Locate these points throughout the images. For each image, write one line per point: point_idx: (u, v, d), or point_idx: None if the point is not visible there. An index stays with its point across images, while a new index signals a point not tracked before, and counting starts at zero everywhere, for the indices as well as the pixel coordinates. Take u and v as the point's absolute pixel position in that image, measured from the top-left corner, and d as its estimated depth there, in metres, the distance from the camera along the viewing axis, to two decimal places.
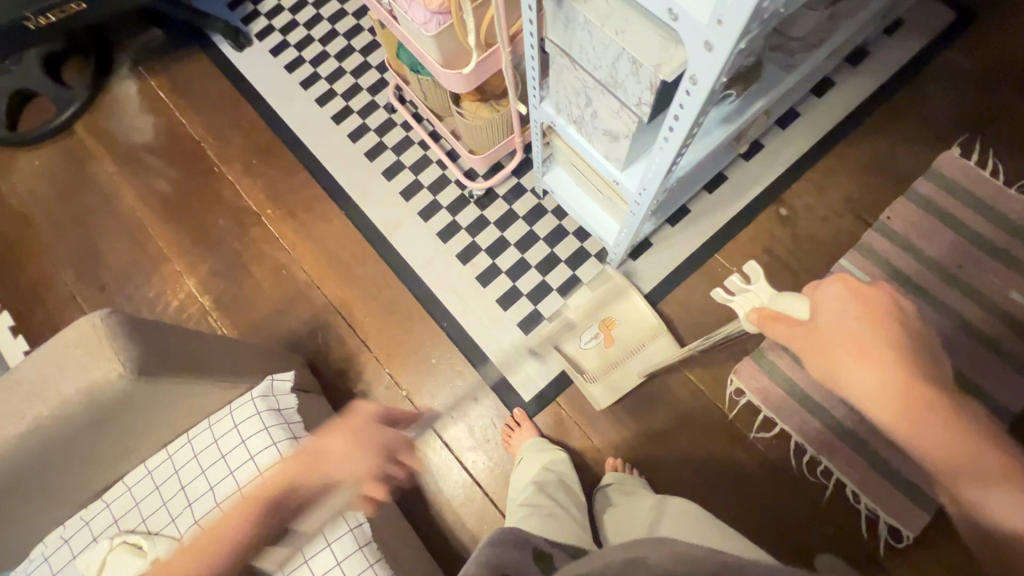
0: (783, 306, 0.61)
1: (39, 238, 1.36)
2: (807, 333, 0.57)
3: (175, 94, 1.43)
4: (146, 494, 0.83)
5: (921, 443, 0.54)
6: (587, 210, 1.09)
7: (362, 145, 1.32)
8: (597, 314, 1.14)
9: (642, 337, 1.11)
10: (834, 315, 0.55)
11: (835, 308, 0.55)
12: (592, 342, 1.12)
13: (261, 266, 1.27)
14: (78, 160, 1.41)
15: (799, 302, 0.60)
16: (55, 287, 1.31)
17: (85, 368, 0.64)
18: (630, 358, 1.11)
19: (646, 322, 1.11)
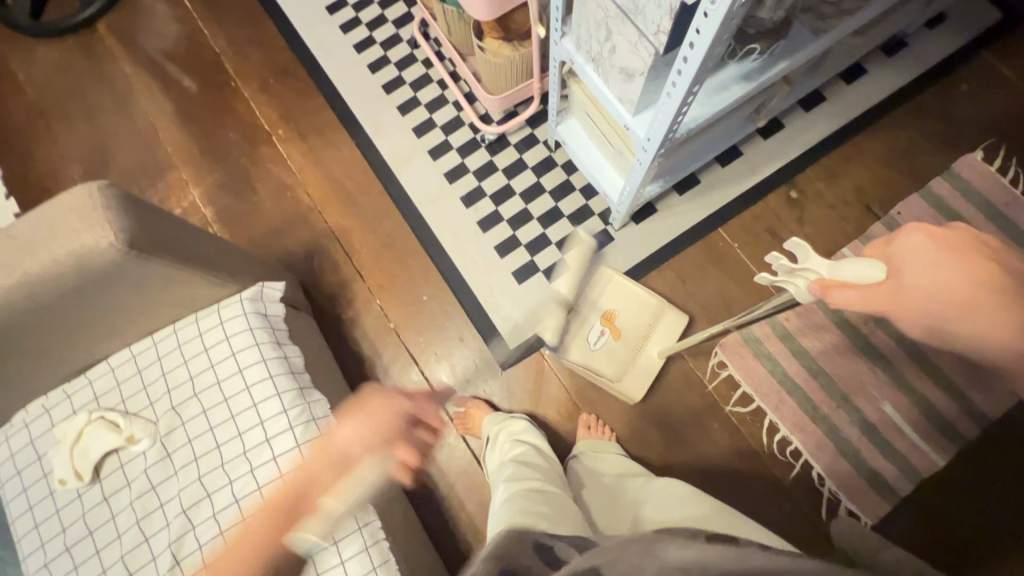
0: (844, 272, 0.59)
1: (50, 130, 1.36)
2: (891, 288, 0.55)
3: (200, 4, 1.41)
4: (128, 377, 0.85)
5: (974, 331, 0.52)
6: (595, 163, 1.08)
7: (380, 77, 1.31)
8: (596, 311, 1.10)
9: (645, 322, 1.09)
10: (919, 268, 0.53)
11: (921, 261, 0.53)
12: (601, 340, 1.09)
13: (266, 185, 1.27)
14: (96, 58, 1.40)
15: (864, 268, 0.57)
16: (62, 180, 1.32)
17: (79, 231, 0.65)
18: (643, 344, 1.08)
19: (642, 300, 1.10)
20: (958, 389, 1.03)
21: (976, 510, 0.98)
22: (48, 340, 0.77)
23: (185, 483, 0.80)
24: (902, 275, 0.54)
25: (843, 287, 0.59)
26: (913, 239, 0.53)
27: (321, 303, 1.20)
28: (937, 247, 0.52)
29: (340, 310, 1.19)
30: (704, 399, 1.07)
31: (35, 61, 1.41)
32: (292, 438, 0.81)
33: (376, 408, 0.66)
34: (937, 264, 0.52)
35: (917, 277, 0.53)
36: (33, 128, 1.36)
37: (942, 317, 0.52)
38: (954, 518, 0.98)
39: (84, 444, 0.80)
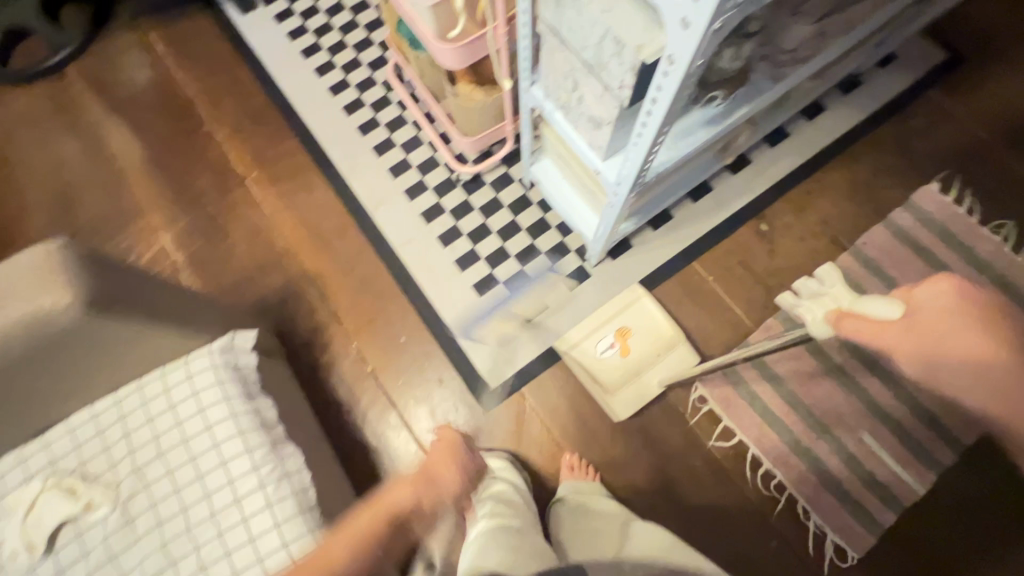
0: (869, 306, 0.62)
1: (15, 177, 1.33)
2: (905, 325, 0.57)
3: (173, 50, 1.42)
4: (87, 438, 0.81)
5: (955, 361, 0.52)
6: (569, 202, 1.09)
7: (354, 119, 1.32)
8: (614, 322, 1.11)
9: (657, 347, 1.10)
10: (932, 310, 0.54)
11: (939, 303, 0.54)
12: (609, 351, 1.09)
13: (241, 230, 1.26)
14: (67, 104, 1.39)
15: (881, 302, 0.61)
16: (26, 228, 1.29)
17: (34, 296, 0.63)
18: (646, 368, 1.08)
19: (658, 323, 1.11)
20: (933, 416, 1.05)
21: (969, 527, 0.99)
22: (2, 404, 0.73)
23: (148, 551, 0.76)
24: (914, 314, 0.56)
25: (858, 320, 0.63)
26: (935, 285, 0.55)
27: (297, 348, 1.17)
28: (955, 298, 0.53)
29: (316, 354, 1.17)
30: (686, 434, 1.06)
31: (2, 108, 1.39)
32: (263, 497, 0.77)
33: (451, 442, 0.85)
34: (957, 310, 0.53)
35: (931, 320, 0.54)
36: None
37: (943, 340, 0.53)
38: (945, 537, 0.99)
39: (37, 514, 0.75)
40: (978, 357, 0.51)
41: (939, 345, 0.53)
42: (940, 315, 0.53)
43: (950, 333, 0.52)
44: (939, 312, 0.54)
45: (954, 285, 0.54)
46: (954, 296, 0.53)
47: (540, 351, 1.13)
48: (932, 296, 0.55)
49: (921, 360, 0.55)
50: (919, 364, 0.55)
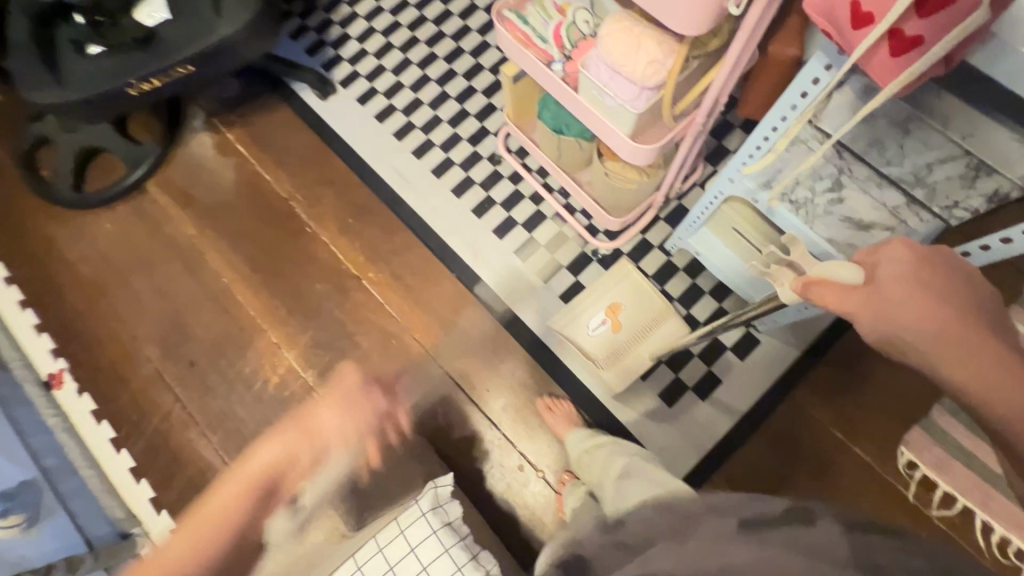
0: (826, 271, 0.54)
1: (115, 309, 1.25)
2: (867, 294, 0.50)
3: (255, 148, 1.33)
4: None
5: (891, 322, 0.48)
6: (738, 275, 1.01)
7: (467, 200, 1.23)
8: (604, 299, 1.10)
9: (647, 318, 1.08)
10: (897, 277, 0.49)
11: (901, 274, 0.49)
12: (600, 329, 1.08)
13: (369, 338, 1.17)
14: (153, 224, 1.30)
15: (848, 267, 0.52)
16: (140, 364, 1.21)
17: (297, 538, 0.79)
18: (639, 342, 1.07)
19: (654, 304, 1.08)
20: None
21: None
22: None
23: None
24: (878, 280, 0.50)
25: (820, 285, 0.53)
26: (897, 251, 0.50)
27: (457, 459, 1.10)
28: (920, 264, 0.49)
29: (478, 464, 1.10)
30: (901, 506, 0.99)
31: (84, 235, 1.30)
32: None
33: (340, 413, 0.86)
34: (918, 281, 0.48)
35: (898, 295, 0.49)
36: (95, 310, 1.25)
37: (903, 312, 0.48)
38: None
39: None
40: (918, 323, 0.47)
41: (895, 311, 0.48)
42: (902, 279, 0.48)
43: (921, 305, 0.47)
44: (899, 275, 0.49)
45: (916, 250, 0.50)
46: (917, 261, 0.49)
47: (720, 432, 1.06)
48: (896, 258, 0.50)
49: (877, 327, 0.49)
50: (869, 328, 0.50)
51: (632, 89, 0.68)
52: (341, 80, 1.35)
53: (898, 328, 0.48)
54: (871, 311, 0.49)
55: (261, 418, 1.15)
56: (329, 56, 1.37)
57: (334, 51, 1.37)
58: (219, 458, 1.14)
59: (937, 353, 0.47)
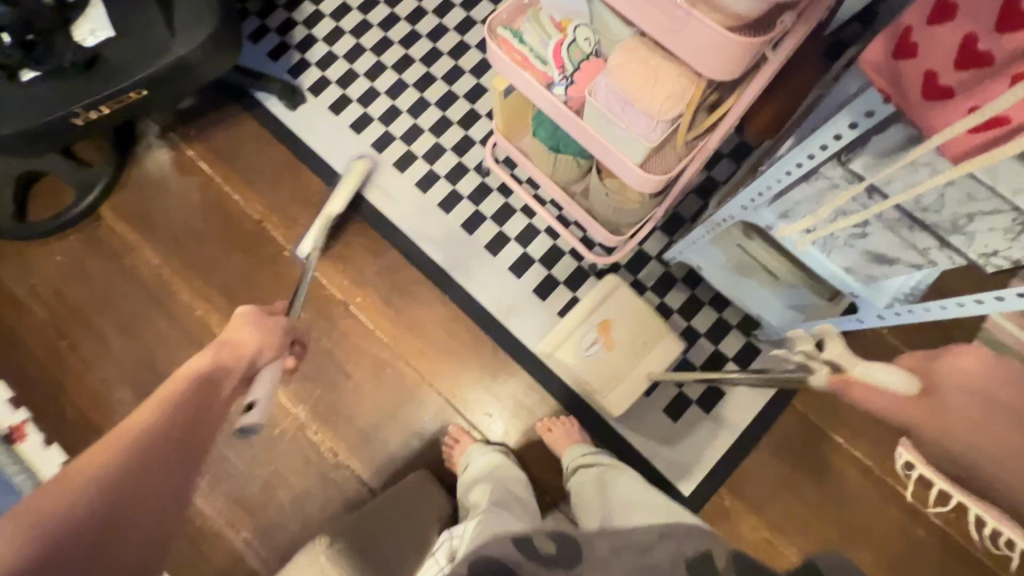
0: (882, 376, 0.55)
1: (79, 350, 1.15)
2: (931, 408, 0.54)
3: (220, 166, 1.23)
4: None
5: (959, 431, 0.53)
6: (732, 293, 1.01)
7: (457, 216, 1.17)
8: (593, 317, 1.05)
9: (642, 337, 1.04)
10: (961, 390, 0.54)
11: (964, 382, 0.54)
12: (594, 350, 1.05)
13: (362, 368, 1.12)
14: (111, 255, 1.19)
15: (894, 373, 0.55)
16: (113, 408, 1.12)
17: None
18: (633, 362, 1.04)
19: (643, 320, 1.04)
20: None
21: None
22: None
23: None
24: (939, 391, 0.55)
25: (869, 393, 0.56)
26: (960, 360, 0.55)
27: None
28: (979, 374, 0.54)
29: None
30: (899, 505, 1.03)
31: (34, 269, 1.18)
32: None
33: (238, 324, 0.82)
34: (977, 389, 0.54)
35: (957, 404, 0.54)
36: (56, 353, 1.15)
37: (963, 417, 0.53)
38: None
39: None
40: (977, 432, 0.52)
41: (953, 422, 0.54)
42: (968, 394, 0.54)
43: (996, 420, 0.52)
44: (965, 390, 0.54)
45: (981, 360, 0.55)
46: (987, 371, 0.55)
47: (726, 445, 1.06)
48: (956, 365, 0.55)
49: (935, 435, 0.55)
50: (934, 433, 0.55)
51: (649, 121, 0.64)
52: (310, 87, 1.25)
53: (966, 437, 0.53)
54: (935, 425, 0.54)
55: (251, 459, 1.09)
56: (295, 60, 1.26)
57: (300, 55, 1.26)
58: (209, 505, 1.08)
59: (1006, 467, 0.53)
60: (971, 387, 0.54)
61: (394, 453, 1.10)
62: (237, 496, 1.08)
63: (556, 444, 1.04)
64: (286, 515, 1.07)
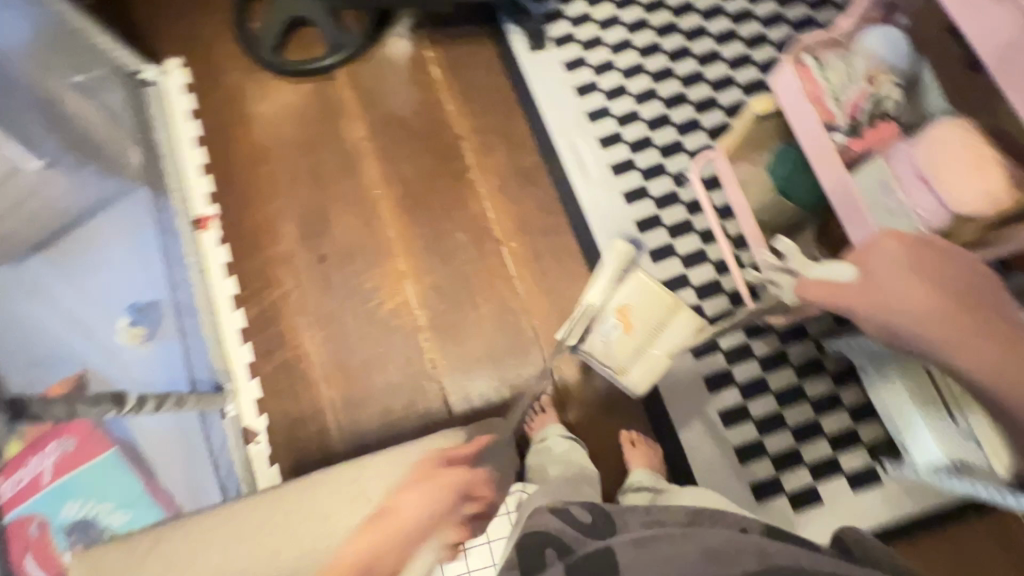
0: (819, 272, 0.71)
1: (273, 178, 1.29)
2: (861, 282, 0.67)
3: (447, 75, 1.30)
4: None
5: (915, 305, 0.63)
6: (890, 424, 0.94)
7: (635, 211, 1.17)
8: (612, 301, 1.02)
9: (658, 315, 1.00)
10: (887, 266, 0.65)
11: (889, 259, 0.65)
12: (612, 333, 1.01)
13: (490, 305, 1.17)
14: (330, 112, 1.32)
15: (840, 267, 0.69)
16: (277, 238, 1.26)
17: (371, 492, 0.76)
18: (654, 340, 1.01)
19: (659, 298, 1.01)
20: None
21: None
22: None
23: None
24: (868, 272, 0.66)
25: (822, 286, 0.69)
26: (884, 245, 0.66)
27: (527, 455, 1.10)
28: (905, 253, 0.65)
29: None
30: None
31: (268, 97, 1.34)
32: None
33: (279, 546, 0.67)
34: (905, 264, 0.64)
35: (895, 286, 0.64)
36: (256, 173, 1.30)
37: (909, 287, 0.64)
38: None
39: None
40: (939, 334, 0.62)
41: (893, 299, 0.64)
42: (889, 265, 0.65)
43: (912, 278, 0.63)
44: (889, 265, 0.65)
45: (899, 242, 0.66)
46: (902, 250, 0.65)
47: None
48: (882, 249, 0.66)
49: (877, 314, 0.66)
50: (877, 319, 0.66)
51: (939, 209, 0.65)
52: (555, 37, 1.28)
53: (899, 314, 0.64)
54: (873, 296, 0.65)
55: (367, 334, 1.19)
56: (553, 8, 1.30)
57: (560, 5, 1.30)
58: (317, 354, 1.19)
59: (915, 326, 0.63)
60: (894, 261, 0.65)
61: (481, 391, 1.14)
62: (340, 358, 1.18)
63: (634, 460, 1.03)
64: (374, 395, 1.16)
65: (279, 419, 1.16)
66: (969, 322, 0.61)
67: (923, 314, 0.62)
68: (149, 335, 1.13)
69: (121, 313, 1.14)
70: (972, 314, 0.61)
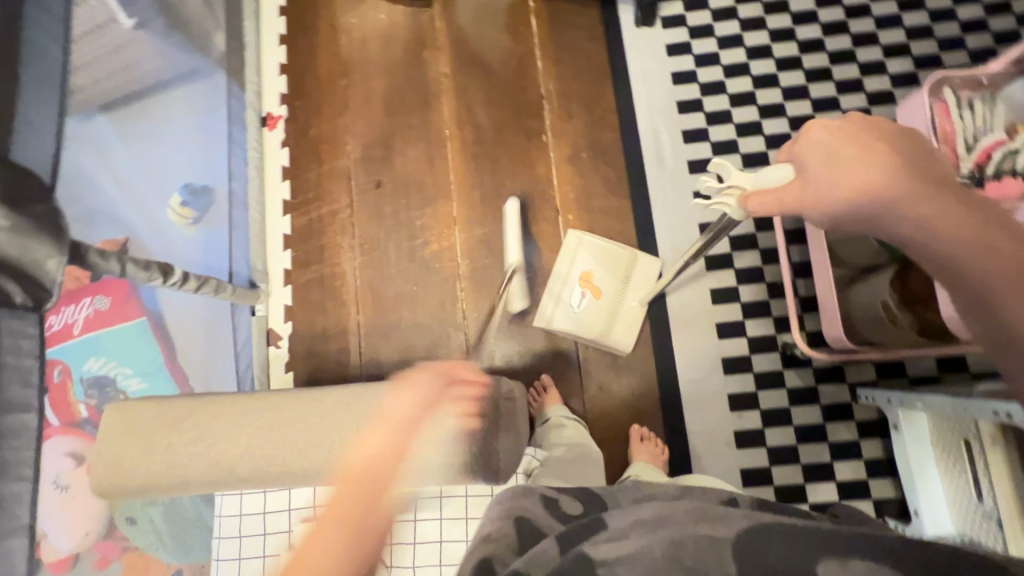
0: (758, 181, 0.68)
1: (347, 93, 1.27)
2: (798, 184, 0.64)
3: (545, 29, 1.26)
4: None
5: (907, 202, 0.58)
6: (909, 481, 0.92)
7: (702, 213, 1.13)
8: (573, 274, 1.10)
9: (621, 271, 1.10)
10: (824, 149, 0.62)
11: (821, 150, 0.63)
12: (584, 303, 1.09)
13: (533, 270, 1.16)
14: (419, 40, 1.28)
15: (777, 173, 0.67)
16: (339, 153, 1.24)
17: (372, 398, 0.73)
18: (623, 295, 1.10)
19: (622, 258, 1.11)
20: None
21: None
22: (307, 411, 0.73)
23: None
24: (807, 171, 0.64)
25: (767, 196, 0.66)
26: (817, 135, 0.63)
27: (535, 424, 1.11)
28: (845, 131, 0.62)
29: None
30: None
31: (361, 10, 1.31)
32: None
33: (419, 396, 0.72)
34: (844, 144, 0.62)
35: (826, 169, 0.62)
36: (332, 83, 1.28)
37: (844, 160, 0.61)
38: None
39: None
40: (874, 186, 0.60)
41: (834, 180, 0.61)
42: (824, 156, 0.62)
43: (852, 163, 0.60)
44: (827, 156, 0.62)
45: (832, 128, 0.63)
46: (840, 134, 0.63)
47: None
48: (815, 136, 0.64)
49: (825, 209, 0.62)
50: (829, 214, 0.62)
51: None
52: (665, 16, 1.23)
53: (828, 197, 0.61)
54: (812, 190, 0.63)
55: (406, 270, 1.18)
56: None
57: None
58: (352, 277, 1.18)
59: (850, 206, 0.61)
60: (827, 146, 0.63)
61: (505, 352, 1.14)
62: (375, 287, 1.18)
63: (638, 455, 1.04)
64: (399, 330, 1.16)
65: (303, 331, 1.17)
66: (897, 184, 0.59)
67: (877, 195, 0.60)
68: (196, 217, 1.09)
69: (172, 190, 1.07)
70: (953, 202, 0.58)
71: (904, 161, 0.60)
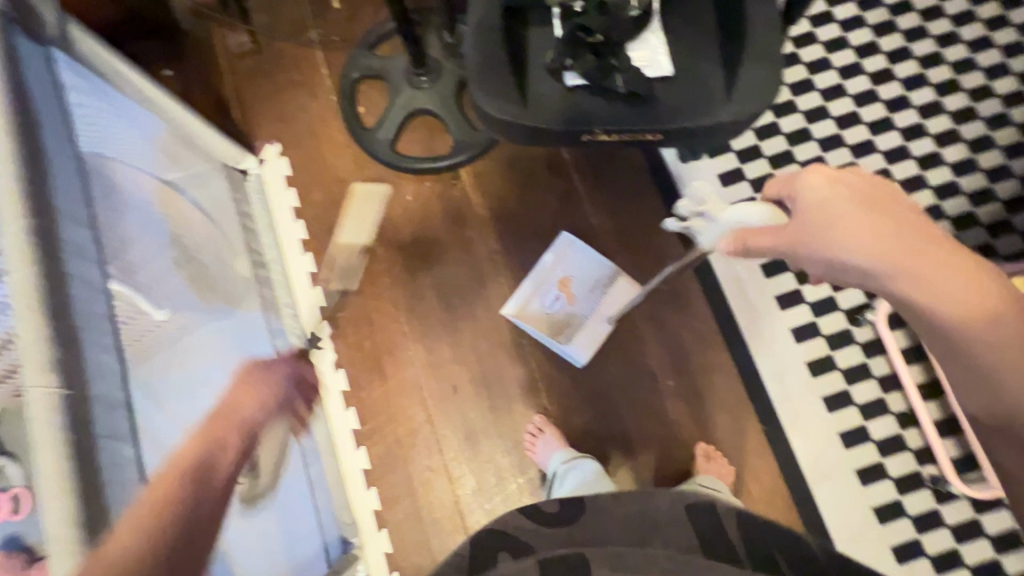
0: (738, 216, 0.74)
1: (393, 290, 1.16)
2: (797, 222, 0.65)
3: (588, 180, 1.19)
4: None
5: (844, 224, 0.60)
6: None
7: (807, 351, 1.08)
8: (555, 275, 1.14)
9: (597, 282, 1.13)
10: (818, 197, 0.63)
11: (825, 198, 0.62)
12: (557, 305, 1.12)
13: (646, 450, 1.07)
14: (456, 217, 1.19)
15: (759, 212, 0.73)
16: (400, 361, 1.13)
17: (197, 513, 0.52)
18: (594, 309, 1.12)
19: (602, 270, 1.14)
20: None
21: None
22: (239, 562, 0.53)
23: None
24: (805, 211, 0.64)
25: (755, 233, 0.70)
26: (817, 180, 0.63)
27: None
28: (859, 182, 0.62)
29: None
30: None
31: (384, 195, 1.21)
32: None
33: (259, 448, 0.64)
34: (837, 201, 0.62)
35: (825, 218, 0.62)
36: (375, 281, 1.17)
37: (833, 209, 0.61)
38: None
39: None
40: (849, 231, 0.60)
41: (824, 232, 0.62)
42: (822, 206, 0.62)
43: (861, 220, 0.60)
44: (823, 203, 0.62)
45: (828, 174, 0.63)
46: (840, 183, 0.62)
47: None
48: (816, 187, 0.63)
49: (819, 255, 0.63)
50: (810, 257, 0.64)
51: None
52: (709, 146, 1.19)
53: (840, 251, 0.60)
54: (815, 236, 0.63)
55: (508, 477, 1.08)
56: None
57: None
58: (452, 499, 1.07)
59: (843, 247, 0.60)
60: (826, 197, 0.62)
61: None
62: (479, 500, 1.07)
63: None
64: None
65: None
66: (877, 232, 0.59)
67: (888, 253, 0.58)
68: None
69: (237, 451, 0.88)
70: (972, 274, 0.55)
71: (905, 220, 0.59)
